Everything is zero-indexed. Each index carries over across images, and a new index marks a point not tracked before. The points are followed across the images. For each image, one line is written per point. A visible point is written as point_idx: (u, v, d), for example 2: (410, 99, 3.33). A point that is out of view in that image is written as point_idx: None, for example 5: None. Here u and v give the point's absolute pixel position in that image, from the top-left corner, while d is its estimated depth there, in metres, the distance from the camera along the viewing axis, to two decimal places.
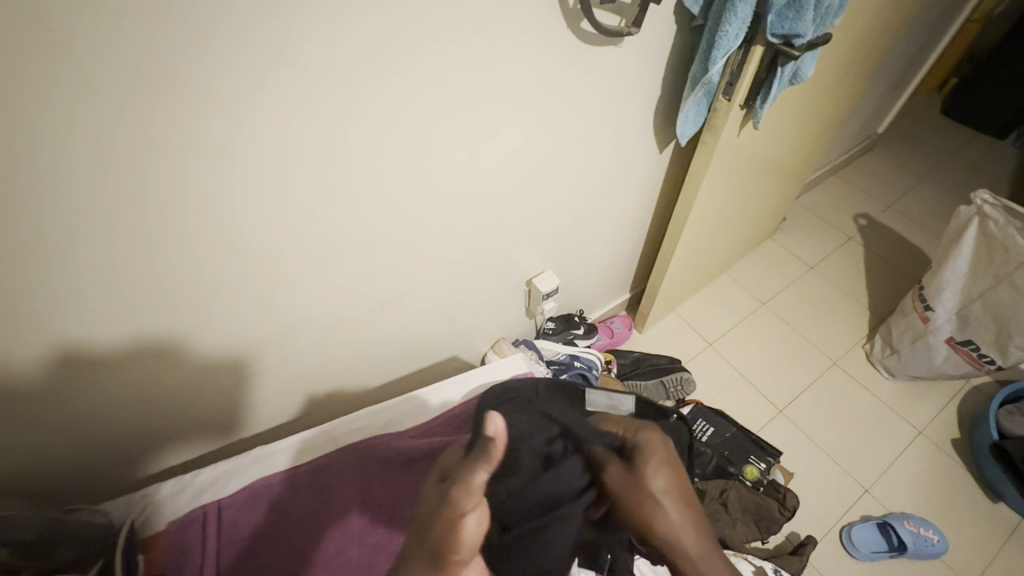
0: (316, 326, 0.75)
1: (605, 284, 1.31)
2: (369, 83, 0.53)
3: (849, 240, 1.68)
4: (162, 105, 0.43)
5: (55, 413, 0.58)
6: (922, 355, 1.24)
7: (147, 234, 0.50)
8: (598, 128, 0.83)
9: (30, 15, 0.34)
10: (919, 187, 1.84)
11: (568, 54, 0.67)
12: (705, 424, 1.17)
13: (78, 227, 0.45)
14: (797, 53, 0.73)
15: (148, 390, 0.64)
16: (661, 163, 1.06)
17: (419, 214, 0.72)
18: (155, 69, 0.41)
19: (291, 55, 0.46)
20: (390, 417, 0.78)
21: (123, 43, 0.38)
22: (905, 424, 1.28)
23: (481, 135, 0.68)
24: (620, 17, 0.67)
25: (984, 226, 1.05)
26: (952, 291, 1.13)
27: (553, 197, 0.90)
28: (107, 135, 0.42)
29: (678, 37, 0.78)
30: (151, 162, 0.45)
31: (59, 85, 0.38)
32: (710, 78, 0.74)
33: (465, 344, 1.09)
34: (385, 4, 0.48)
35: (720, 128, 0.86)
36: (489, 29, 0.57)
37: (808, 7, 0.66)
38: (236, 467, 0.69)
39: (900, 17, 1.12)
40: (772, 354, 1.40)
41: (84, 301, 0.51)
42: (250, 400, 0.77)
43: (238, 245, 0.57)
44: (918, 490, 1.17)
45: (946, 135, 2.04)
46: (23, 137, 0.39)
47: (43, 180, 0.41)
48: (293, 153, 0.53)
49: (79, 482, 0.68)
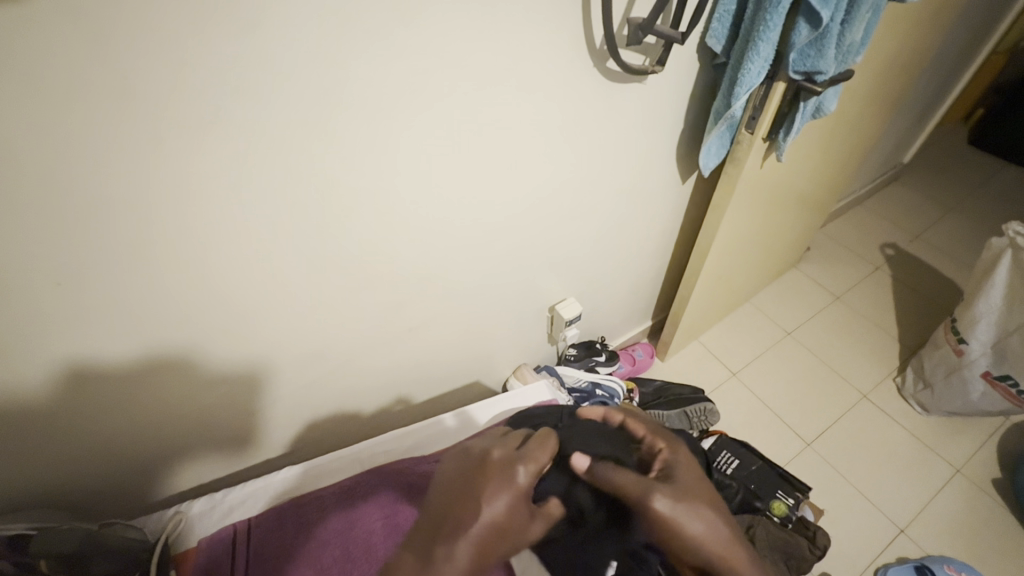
0: (346, 346, 0.78)
1: (626, 311, 1.32)
2: (404, 121, 0.56)
3: (876, 270, 1.66)
4: (218, 140, 0.47)
5: (100, 426, 0.61)
6: (957, 389, 1.20)
7: (195, 257, 0.53)
8: (620, 161, 0.86)
9: (112, 65, 0.39)
10: (948, 217, 1.81)
11: (591, 93, 0.71)
12: (729, 456, 1.15)
13: (137, 251, 0.49)
14: (821, 88, 0.74)
15: (185, 406, 0.67)
16: (683, 193, 1.07)
17: (445, 241, 0.75)
18: (216, 109, 0.45)
19: (336, 96, 0.50)
20: (415, 441, 0.79)
21: (190, 87, 0.42)
22: (941, 461, 1.23)
23: (506, 167, 0.71)
24: (644, 57, 0.70)
25: (1018, 258, 1.03)
26: (986, 324, 1.10)
27: (576, 226, 0.92)
28: (168, 169, 0.46)
29: (701, 74, 0.81)
30: (207, 192, 0.49)
31: (128, 126, 0.42)
32: (732, 112, 0.76)
33: (488, 369, 1.10)
34: (423, 50, 0.52)
35: (743, 160, 0.88)
36: (519, 70, 0.61)
37: (829, 46, 0.67)
38: (266, 487, 0.71)
39: (922, 51, 1.13)
40: (798, 385, 1.38)
41: (136, 320, 0.54)
42: (279, 418, 0.80)
43: (277, 266, 0.60)
44: (958, 532, 1.12)
45: (975, 165, 2.02)
46: (100, 170, 0.43)
47: (107, 210, 0.45)
48: (330, 182, 0.57)
49: (115, 496, 0.71)
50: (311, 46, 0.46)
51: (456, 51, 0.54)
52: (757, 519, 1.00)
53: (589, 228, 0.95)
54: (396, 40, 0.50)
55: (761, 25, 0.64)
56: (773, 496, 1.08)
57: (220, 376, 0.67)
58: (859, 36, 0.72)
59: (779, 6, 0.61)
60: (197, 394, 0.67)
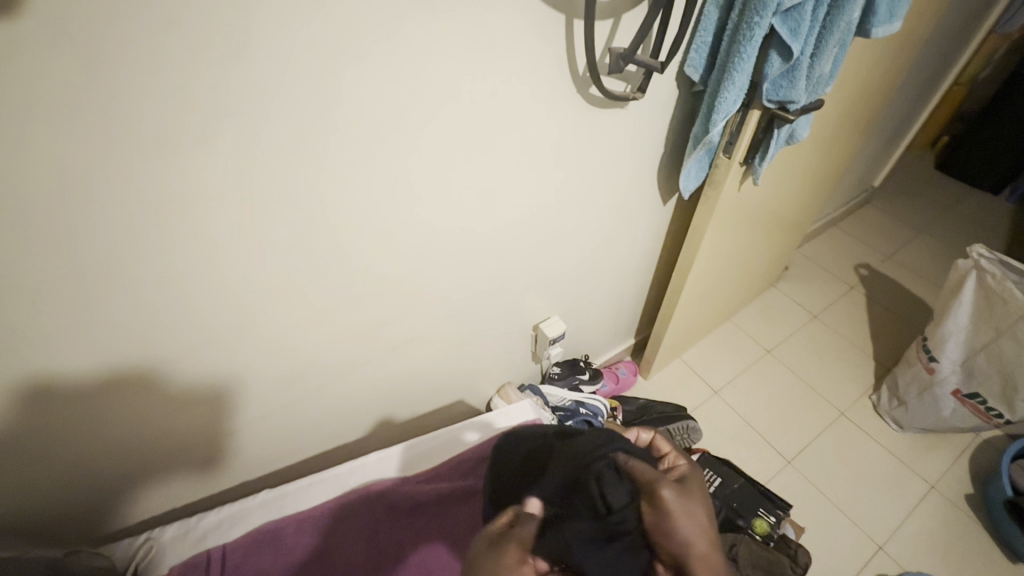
0: (328, 366, 0.77)
1: (610, 330, 1.33)
2: (393, 145, 0.58)
3: (851, 289, 1.71)
4: (204, 161, 0.47)
5: (69, 447, 0.60)
6: (929, 407, 1.23)
7: (177, 275, 0.53)
8: (602, 183, 0.88)
9: (100, 86, 0.39)
10: (918, 239, 1.88)
11: (574, 117, 0.73)
12: (712, 474, 1.16)
13: (116, 266, 0.48)
14: (793, 116, 0.78)
15: (161, 426, 0.65)
16: (665, 215, 1.10)
17: (430, 260, 0.75)
18: (202, 130, 0.45)
19: (326, 120, 0.51)
20: (397, 461, 0.77)
21: (173, 107, 0.43)
22: (917, 478, 1.25)
23: (492, 188, 0.72)
24: (626, 84, 0.72)
25: (982, 280, 1.07)
26: (955, 343, 1.13)
27: (559, 246, 0.93)
28: (150, 188, 0.46)
29: (680, 100, 0.83)
30: (189, 209, 0.49)
31: (112, 145, 0.42)
32: (711, 138, 0.79)
33: (472, 387, 1.10)
34: (413, 76, 0.53)
35: (722, 183, 0.90)
36: (505, 96, 0.63)
37: (800, 76, 0.70)
38: (243, 509, 0.69)
39: (889, 82, 1.19)
40: (778, 403, 1.40)
41: (115, 335, 0.53)
42: (257, 441, 0.79)
43: (266, 288, 0.61)
44: (934, 548, 1.14)
45: (941, 188, 2.11)
46: (80, 190, 0.43)
47: (85, 230, 0.45)
48: (318, 203, 0.57)
49: (84, 518, 0.69)
50: (302, 72, 0.46)
51: (445, 77, 0.56)
52: (739, 538, 1.00)
53: (571, 248, 0.96)
54: (384, 65, 0.51)
55: (736, 57, 0.67)
56: (755, 514, 1.09)
57: (200, 395, 0.66)
58: (827, 69, 0.75)
59: (752, 40, 0.64)
60: (173, 415, 0.66)
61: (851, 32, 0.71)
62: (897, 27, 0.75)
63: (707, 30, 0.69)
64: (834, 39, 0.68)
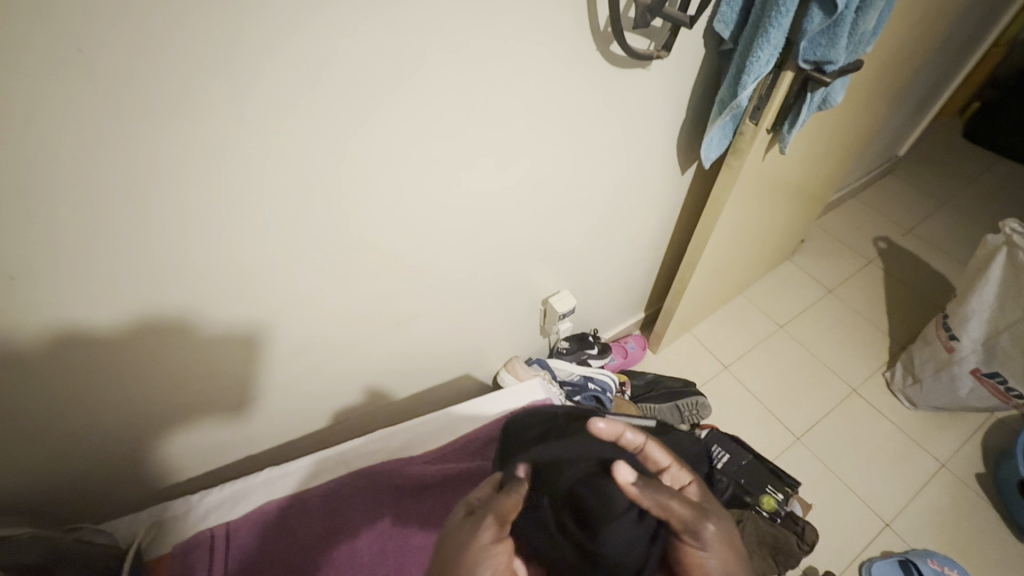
0: (331, 341, 0.75)
1: (619, 304, 1.30)
2: (395, 108, 0.53)
3: (868, 264, 1.65)
4: (187, 126, 0.42)
5: (67, 422, 0.58)
6: (946, 385, 1.20)
7: (167, 251, 0.49)
8: (618, 151, 0.83)
9: (63, 37, 0.34)
10: (941, 211, 1.81)
11: (592, 78, 0.67)
12: (720, 450, 1.14)
13: (99, 238, 0.45)
14: (829, 79, 0.72)
15: (161, 402, 0.64)
16: (682, 184, 1.05)
17: (437, 231, 0.71)
18: (184, 90, 0.40)
19: (321, 79, 0.46)
20: (401, 442, 0.76)
21: (150, 62, 0.38)
22: (927, 456, 1.24)
23: (502, 156, 0.68)
24: (649, 41, 0.67)
25: (1013, 256, 1.02)
26: (978, 321, 1.10)
27: (570, 218, 0.89)
28: (132, 156, 0.42)
29: (706, 60, 0.77)
30: (176, 179, 0.45)
31: (85, 108, 0.38)
32: (738, 103, 0.73)
33: (478, 361, 1.08)
34: (416, 28, 0.48)
35: (745, 152, 0.85)
36: (518, 53, 0.57)
37: (842, 34, 0.64)
38: (245, 488, 0.67)
39: (928, 42, 1.11)
40: (788, 379, 1.38)
41: (106, 311, 0.51)
42: (261, 416, 0.77)
43: (262, 263, 0.57)
44: (941, 525, 1.13)
45: (968, 159, 2.02)
46: (55, 158, 0.39)
47: (63, 203, 0.41)
48: (317, 172, 0.53)
49: (88, 491, 0.68)
50: (292, 22, 0.42)
51: (453, 32, 0.51)
52: (746, 515, 1.00)
53: (584, 220, 0.92)
54: (384, 15, 0.45)
55: (773, 10, 0.60)
56: (763, 491, 1.08)
57: (198, 372, 0.64)
58: (871, 26, 0.69)
59: None
60: (173, 393, 0.64)
61: None
62: None
63: None
64: None
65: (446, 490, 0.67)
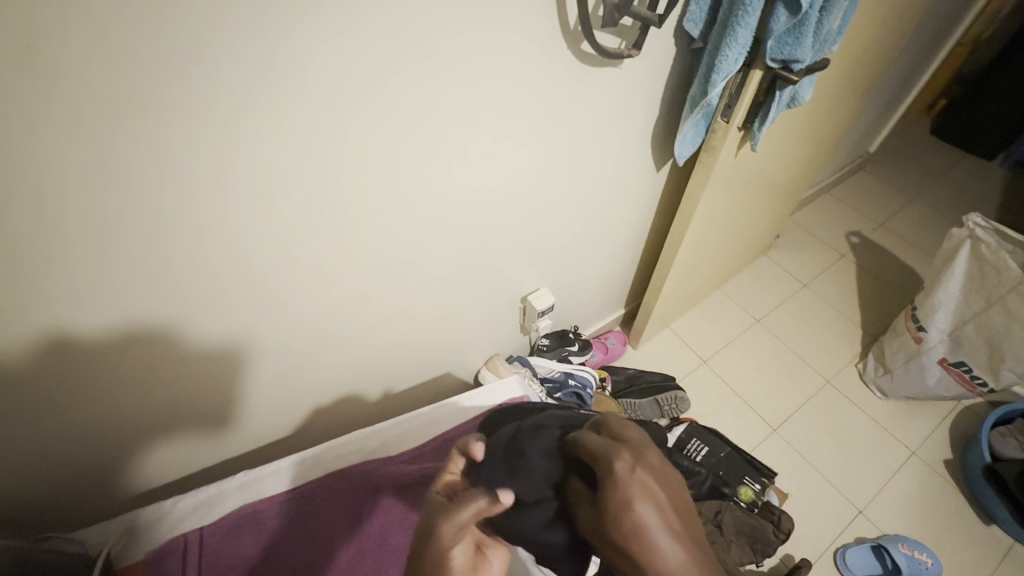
0: (307, 344, 0.74)
1: (599, 301, 1.31)
2: (368, 108, 0.52)
3: (841, 258, 1.69)
4: (149, 130, 0.41)
5: (28, 435, 0.56)
6: (915, 375, 1.24)
7: (130, 255, 0.48)
8: (594, 149, 0.84)
9: (17, 39, 0.33)
10: (910, 206, 1.86)
11: (566, 76, 0.67)
12: (699, 443, 1.16)
13: (61, 246, 0.43)
14: (796, 77, 0.73)
15: (133, 411, 0.62)
16: (658, 182, 1.06)
17: (412, 231, 0.71)
18: (147, 92, 0.40)
19: (290, 80, 0.46)
20: (379, 442, 0.76)
21: (109, 65, 0.37)
22: (898, 444, 1.28)
23: (476, 154, 0.67)
24: (620, 40, 0.67)
25: (976, 250, 1.06)
26: (945, 313, 1.13)
27: (547, 216, 0.89)
28: (93, 160, 0.41)
29: (678, 59, 0.78)
30: (143, 184, 0.44)
31: (42, 112, 0.37)
32: (710, 100, 0.74)
33: (459, 360, 1.08)
34: (386, 27, 0.48)
35: (719, 149, 0.86)
36: (490, 51, 0.57)
37: (807, 33, 0.66)
38: (220, 492, 0.66)
39: (894, 41, 1.14)
40: (765, 372, 1.40)
41: (69, 321, 0.49)
42: (236, 422, 0.76)
43: (231, 268, 0.56)
44: (912, 511, 1.17)
45: (936, 154, 2.08)
46: (11, 165, 0.38)
47: (23, 210, 0.40)
48: (288, 173, 0.52)
49: (56, 504, 0.66)
50: (258, 20, 0.41)
51: (424, 29, 0.50)
52: (724, 506, 1.02)
53: (561, 218, 0.93)
54: (351, 15, 0.45)
55: (741, 10, 0.61)
56: (741, 482, 1.10)
57: (170, 380, 0.62)
58: (836, 25, 0.70)
59: None
60: (145, 402, 0.62)
61: None
62: None
63: None
64: None
65: (426, 489, 0.67)
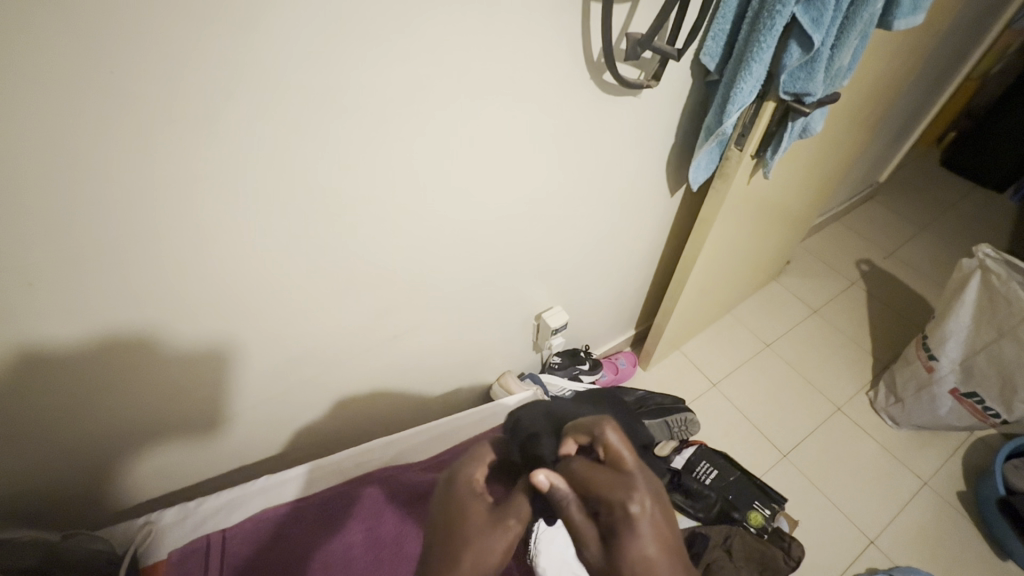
0: (329, 352, 0.76)
1: (611, 321, 1.33)
2: (402, 128, 0.56)
3: (852, 285, 1.70)
4: (205, 143, 0.45)
5: (64, 426, 0.59)
6: (926, 405, 1.24)
7: (178, 257, 0.51)
8: (610, 173, 0.87)
9: (98, 61, 0.37)
10: (921, 236, 1.87)
11: (586, 103, 0.71)
12: (708, 466, 1.16)
13: (117, 246, 0.47)
14: (809, 109, 0.76)
15: (162, 407, 0.65)
16: (671, 206, 1.09)
17: (434, 246, 0.74)
18: (206, 109, 0.43)
19: (332, 101, 0.50)
20: (395, 453, 0.78)
21: (179, 85, 0.41)
22: (910, 474, 1.26)
23: (499, 174, 0.71)
24: (639, 71, 0.71)
25: (987, 280, 1.07)
26: (956, 341, 1.13)
27: (563, 237, 0.93)
28: (153, 169, 0.44)
29: (693, 89, 0.82)
30: (193, 192, 0.48)
31: (114, 124, 0.40)
32: (723, 130, 0.77)
33: (472, 375, 1.10)
34: (423, 55, 0.52)
35: (732, 175, 0.89)
36: (515, 80, 0.61)
37: (819, 69, 0.69)
38: (241, 496, 0.68)
39: (903, 76, 1.17)
40: (775, 396, 1.40)
41: (117, 314, 0.52)
42: (258, 426, 0.78)
43: (264, 272, 0.59)
44: (925, 544, 1.15)
45: (947, 186, 2.10)
46: (79, 171, 0.41)
47: (88, 211, 0.44)
48: (324, 186, 0.56)
49: (84, 496, 0.68)
50: (309, 48, 0.45)
51: (457, 59, 0.54)
52: (734, 531, 1.02)
53: (576, 239, 0.96)
54: (395, 46, 0.49)
55: (755, 46, 0.65)
56: (750, 507, 1.10)
57: (197, 378, 0.65)
58: (847, 61, 0.74)
59: (772, 29, 0.62)
60: (173, 399, 0.65)
61: (872, 24, 0.69)
62: (920, 20, 0.74)
63: (726, 17, 0.67)
64: (856, 31, 0.67)
65: None
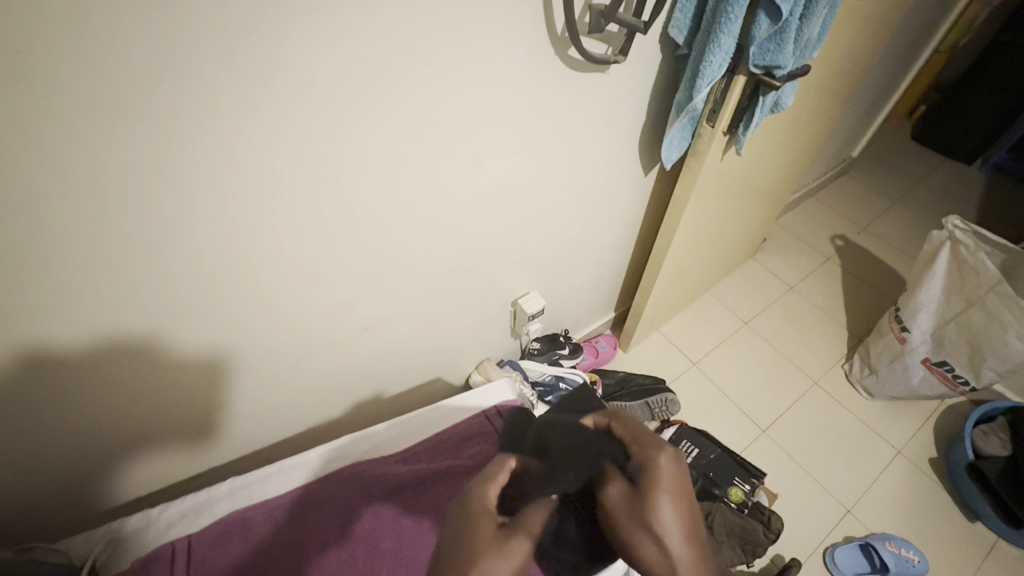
0: (297, 349, 0.73)
1: (589, 305, 1.32)
2: (359, 111, 0.53)
3: (827, 260, 1.72)
4: (138, 133, 0.41)
5: (12, 443, 0.54)
6: (899, 375, 1.26)
7: (122, 260, 0.48)
8: (583, 153, 0.84)
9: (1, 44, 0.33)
10: (892, 210, 1.90)
11: (555, 80, 0.68)
12: (689, 445, 1.17)
13: (49, 251, 0.43)
14: (779, 83, 0.75)
15: (119, 419, 0.61)
16: (646, 186, 1.07)
17: (405, 234, 0.71)
18: (135, 95, 0.40)
19: (280, 84, 0.46)
20: (369, 446, 0.77)
21: (102, 70, 0.37)
22: (884, 443, 1.29)
23: (469, 157, 0.68)
24: (607, 46, 0.68)
25: (956, 251, 1.08)
26: (927, 312, 1.15)
27: (538, 220, 0.91)
28: (81, 165, 0.40)
29: (664, 64, 0.80)
30: (131, 188, 0.44)
31: (28, 115, 0.36)
32: (695, 105, 0.76)
33: (450, 364, 1.08)
34: (378, 31, 0.48)
35: (704, 152, 0.88)
36: (479, 56, 0.58)
37: (789, 40, 0.67)
38: (207, 499, 0.66)
39: (873, 49, 1.17)
40: (754, 373, 1.42)
41: (59, 322, 0.48)
42: (227, 429, 0.75)
43: (220, 272, 0.56)
44: (900, 510, 1.18)
45: (917, 159, 2.13)
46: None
47: (10, 213, 0.40)
48: (277, 176, 0.52)
49: (42, 513, 0.65)
50: (246, 25, 0.41)
51: (416, 33, 0.51)
52: (716, 507, 1.02)
53: (551, 222, 0.94)
54: (345, 22, 0.46)
55: (723, 17, 0.63)
56: (730, 483, 1.11)
57: (156, 386, 0.61)
58: (816, 32, 0.72)
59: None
60: (131, 409, 0.62)
61: None
62: None
63: None
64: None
65: (417, 490, 0.68)
